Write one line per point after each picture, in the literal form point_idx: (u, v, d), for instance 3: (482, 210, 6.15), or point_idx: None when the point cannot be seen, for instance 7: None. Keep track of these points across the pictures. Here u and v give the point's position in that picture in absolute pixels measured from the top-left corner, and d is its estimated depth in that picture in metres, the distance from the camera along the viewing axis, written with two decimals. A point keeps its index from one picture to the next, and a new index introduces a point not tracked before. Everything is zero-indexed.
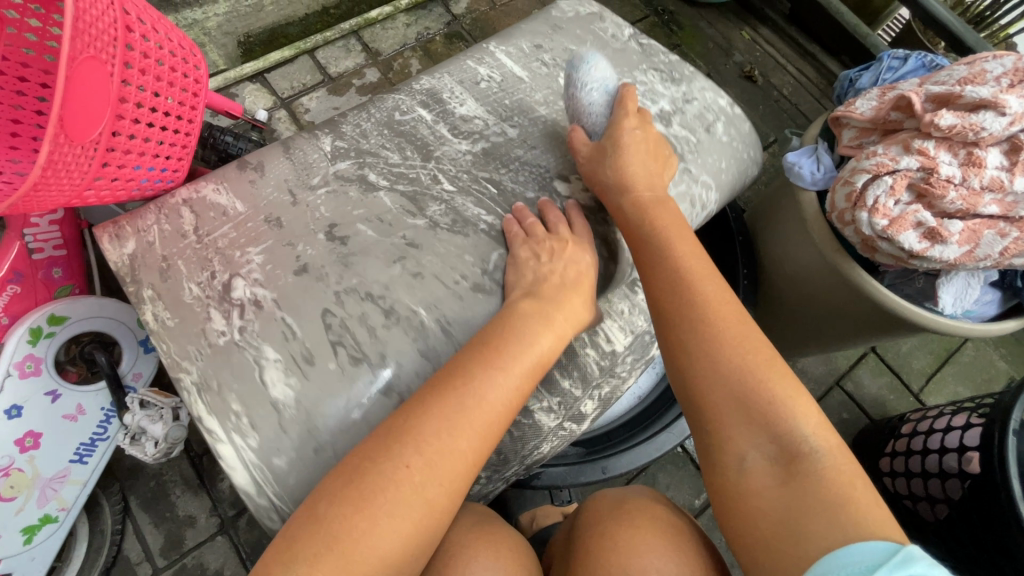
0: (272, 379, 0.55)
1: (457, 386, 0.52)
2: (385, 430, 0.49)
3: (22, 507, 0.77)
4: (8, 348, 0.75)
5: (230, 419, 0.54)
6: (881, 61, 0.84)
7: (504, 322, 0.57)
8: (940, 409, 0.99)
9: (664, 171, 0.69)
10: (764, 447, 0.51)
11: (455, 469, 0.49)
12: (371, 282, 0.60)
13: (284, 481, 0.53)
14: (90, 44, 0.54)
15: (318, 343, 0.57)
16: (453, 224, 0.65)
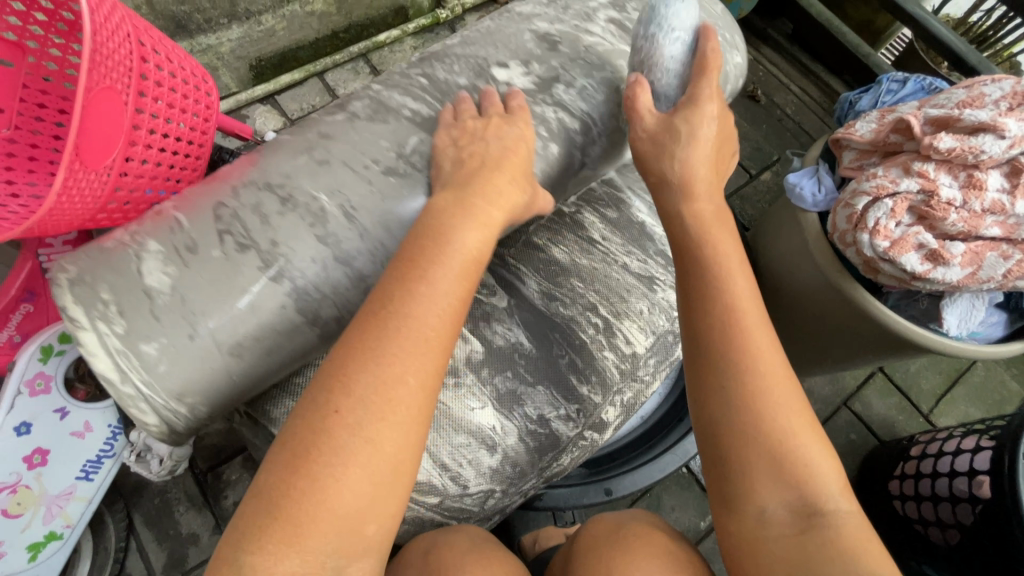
0: (148, 267, 0.52)
1: (382, 315, 0.48)
2: (320, 377, 0.47)
3: (28, 524, 0.78)
4: (20, 366, 0.77)
5: (97, 306, 0.50)
6: (881, 83, 0.85)
7: (424, 234, 0.53)
8: (949, 430, 0.98)
9: (719, 166, 0.66)
10: (788, 499, 0.50)
11: (394, 401, 0.46)
12: (272, 173, 0.57)
13: (155, 370, 0.51)
14: (105, 74, 0.56)
15: (207, 231, 0.54)
16: (373, 113, 0.61)
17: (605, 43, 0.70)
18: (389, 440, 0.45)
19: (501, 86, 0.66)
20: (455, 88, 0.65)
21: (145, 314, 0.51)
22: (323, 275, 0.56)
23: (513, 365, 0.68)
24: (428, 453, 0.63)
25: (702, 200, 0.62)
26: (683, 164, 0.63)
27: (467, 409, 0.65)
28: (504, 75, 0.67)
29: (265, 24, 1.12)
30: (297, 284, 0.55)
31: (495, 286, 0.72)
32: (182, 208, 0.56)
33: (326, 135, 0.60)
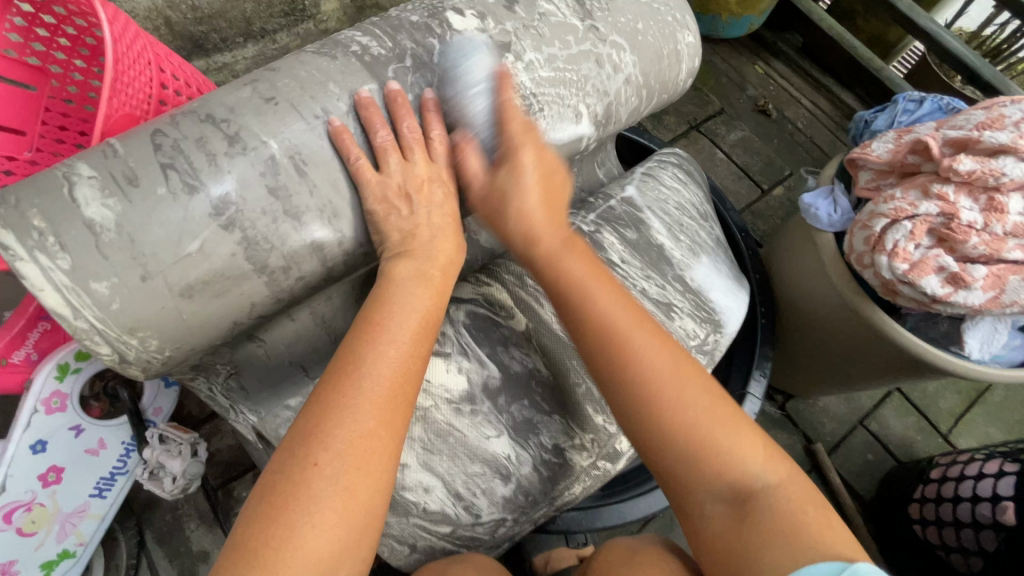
0: (85, 198, 0.45)
1: (351, 372, 0.48)
2: (295, 433, 0.46)
3: (42, 542, 0.79)
4: (36, 386, 0.75)
5: (31, 235, 0.44)
6: (897, 103, 0.84)
7: (381, 293, 0.55)
8: (971, 453, 0.95)
9: (554, 199, 0.65)
10: (718, 491, 0.52)
11: (367, 450, 0.46)
12: (216, 107, 0.52)
13: (108, 309, 0.45)
14: (125, 101, 0.57)
15: (147, 164, 0.48)
16: (320, 47, 0.57)
17: (558, 14, 0.67)
18: (364, 486, 0.45)
19: (451, 34, 0.61)
20: (408, 24, 0.60)
21: (90, 250, 0.45)
22: (274, 228, 0.51)
23: (531, 394, 0.68)
24: (442, 482, 0.63)
25: (547, 237, 0.63)
26: (523, 208, 0.62)
27: (483, 437, 0.65)
28: (459, 23, 0.62)
29: (279, 42, 1.14)
30: (248, 235, 0.50)
31: (513, 309, 0.71)
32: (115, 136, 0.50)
33: (270, 69, 0.55)
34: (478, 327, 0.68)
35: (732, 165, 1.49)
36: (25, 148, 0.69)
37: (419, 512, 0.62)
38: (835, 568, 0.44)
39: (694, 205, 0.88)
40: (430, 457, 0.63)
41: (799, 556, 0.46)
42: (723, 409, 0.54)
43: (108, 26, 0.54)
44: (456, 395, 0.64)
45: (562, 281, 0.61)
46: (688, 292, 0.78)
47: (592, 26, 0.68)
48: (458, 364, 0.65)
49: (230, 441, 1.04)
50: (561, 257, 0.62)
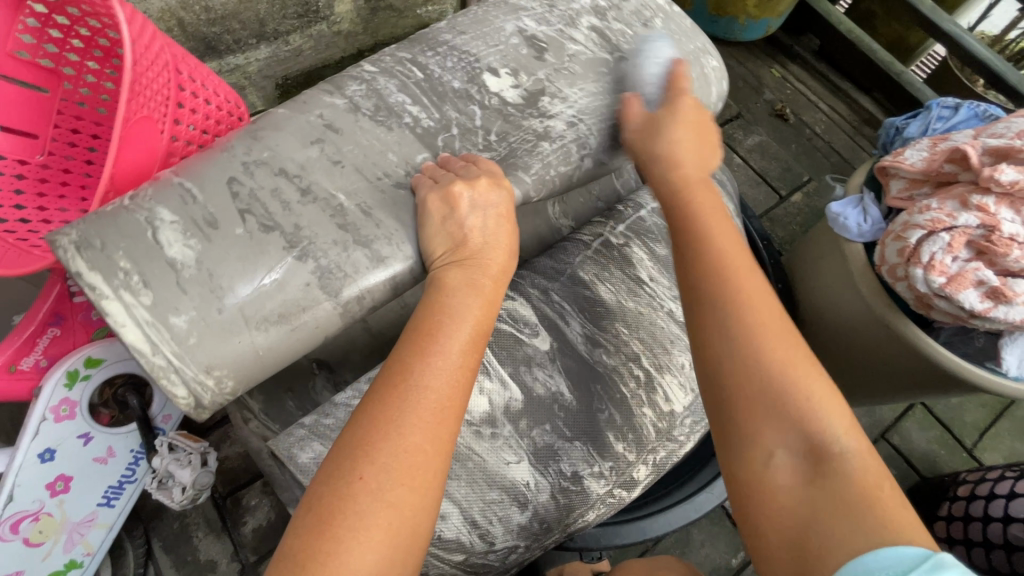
0: (168, 239, 0.52)
1: (399, 383, 0.47)
2: (342, 449, 0.45)
3: (49, 552, 0.77)
4: (45, 394, 0.73)
5: (118, 275, 0.50)
6: (930, 110, 0.82)
7: (433, 303, 0.53)
8: (998, 470, 0.93)
9: (706, 144, 0.66)
10: (791, 440, 0.47)
11: (415, 464, 0.44)
12: (286, 161, 0.58)
13: (186, 343, 0.51)
14: (144, 103, 0.55)
15: (227, 210, 0.55)
16: (376, 111, 0.63)
17: (585, 52, 0.72)
18: (410, 502, 0.43)
19: (488, 97, 0.67)
20: (449, 89, 0.67)
21: (171, 285, 0.51)
22: (346, 256, 0.56)
23: (553, 418, 0.66)
24: (459, 509, 0.61)
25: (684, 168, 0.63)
26: (671, 142, 0.64)
27: (502, 463, 0.63)
28: (495, 85, 0.68)
29: (292, 44, 1.13)
30: (321, 264, 0.55)
31: (538, 325, 0.69)
32: (181, 173, 0.57)
33: (334, 129, 0.61)
34: (500, 345, 0.67)
35: (750, 170, 1.46)
36: (37, 152, 0.69)
37: (434, 540, 0.60)
38: (916, 556, 0.38)
39: (726, 219, 0.88)
40: (447, 482, 0.61)
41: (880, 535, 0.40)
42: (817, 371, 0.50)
43: (127, 27, 0.52)
44: (475, 417, 0.63)
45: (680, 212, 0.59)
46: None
47: (621, 57, 0.73)
48: (479, 384, 0.64)
49: (238, 450, 1.02)
50: (691, 187, 0.61)
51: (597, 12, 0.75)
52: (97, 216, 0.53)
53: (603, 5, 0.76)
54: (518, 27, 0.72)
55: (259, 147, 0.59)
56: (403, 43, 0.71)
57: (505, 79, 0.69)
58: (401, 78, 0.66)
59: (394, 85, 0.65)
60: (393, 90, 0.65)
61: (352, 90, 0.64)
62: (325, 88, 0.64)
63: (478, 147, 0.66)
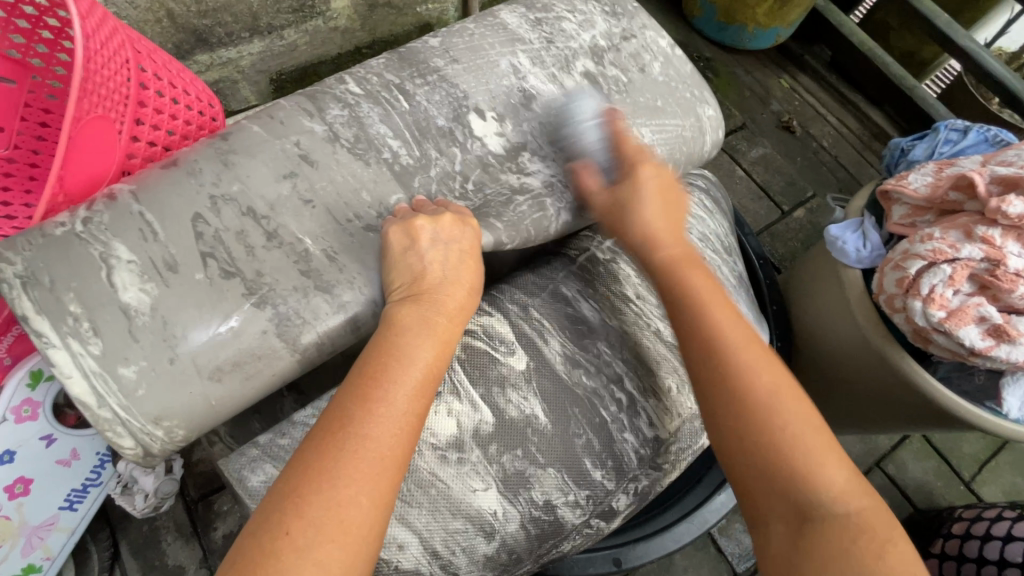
0: (123, 284, 0.51)
1: (338, 433, 0.46)
2: (274, 500, 0.43)
3: (6, 556, 0.75)
4: (6, 393, 0.72)
5: (66, 322, 0.49)
6: (938, 131, 0.77)
7: (380, 345, 0.52)
8: (997, 509, 0.89)
9: (676, 211, 0.67)
10: (784, 508, 0.49)
11: (347, 519, 0.43)
12: (255, 198, 0.57)
13: (133, 396, 0.50)
14: (97, 103, 0.53)
15: (188, 252, 0.53)
16: (356, 143, 0.62)
17: (575, 102, 0.71)
18: (340, 557, 0.42)
19: (472, 141, 0.66)
20: (436, 129, 0.65)
21: (122, 334, 0.50)
22: (306, 303, 0.55)
23: (525, 443, 0.62)
24: (419, 539, 0.56)
25: (668, 246, 0.64)
26: (642, 222, 0.64)
27: (468, 490, 0.59)
28: (480, 128, 0.67)
29: (286, 38, 1.10)
30: (279, 311, 0.54)
31: (514, 344, 0.66)
32: (141, 194, 0.55)
33: (309, 161, 0.60)
34: (472, 363, 0.64)
35: (752, 183, 1.42)
36: (2, 146, 0.67)
37: (390, 571, 0.55)
38: None
39: (720, 236, 0.85)
40: (408, 510, 0.57)
41: None
42: (813, 425, 0.52)
43: (80, 21, 0.50)
44: (442, 439, 0.59)
45: (678, 296, 0.60)
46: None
47: (610, 107, 0.71)
48: (448, 406, 0.61)
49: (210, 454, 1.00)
50: (681, 264, 0.62)
51: (594, 54, 0.73)
52: (48, 242, 0.51)
53: (602, 45, 0.74)
54: (513, 64, 0.70)
55: (230, 176, 0.57)
56: (393, 60, 0.68)
57: (492, 124, 0.68)
58: (386, 104, 0.65)
59: (376, 114, 0.64)
60: (376, 121, 0.64)
61: (332, 115, 0.62)
62: (304, 106, 0.62)
63: (455, 193, 0.65)
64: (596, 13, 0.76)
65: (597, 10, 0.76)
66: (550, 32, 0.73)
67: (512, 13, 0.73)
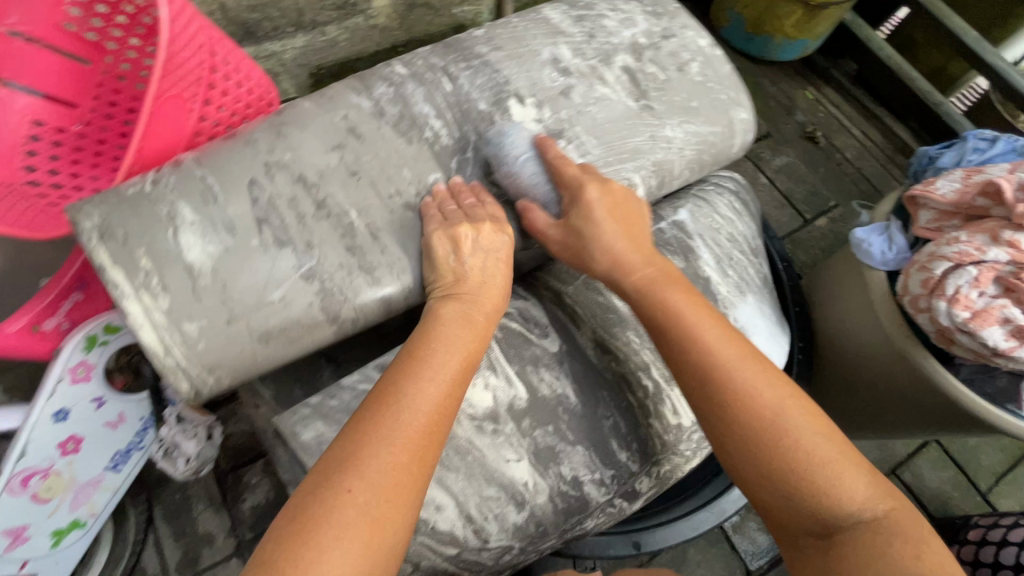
0: (188, 242, 0.54)
1: (387, 407, 0.50)
2: (324, 464, 0.47)
3: (55, 510, 0.78)
4: (65, 354, 0.75)
5: (139, 275, 0.52)
6: (966, 140, 0.80)
7: (426, 333, 0.56)
8: (1012, 517, 0.90)
9: (638, 231, 0.65)
10: (809, 522, 0.50)
11: (394, 485, 0.46)
12: (307, 166, 0.60)
13: (194, 347, 0.53)
14: (174, 82, 0.58)
15: (245, 218, 0.56)
16: (400, 122, 0.64)
17: (612, 96, 0.72)
18: (388, 524, 0.45)
19: (510, 125, 0.67)
20: (476, 111, 0.67)
21: (188, 292, 0.53)
22: (349, 280, 0.58)
23: (556, 420, 0.65)
24: (455, 502, 0.59)
25: (637, 265, 0.63)
26: (602, 244, 0.63)
27: (502, 460, 0.62)
28: (518, 113, 0.68)
29: (328, 35, 1.15)
30: (325, 285, 0.57)
31: (548, 327, 0.69)
32: (203, 164, 0.58)
33: (356, 134, 0.62)
34: (509, 342, 0.66)
35: (775, 191, 1.44)
36: (76, 121, 0.72)
37: (428, 531, 0.58)
38: None
39: (747, 239, 0.87)
40: (445, 473, 0.59)
41: None
42: (827, 437, 0.52)
43: (165, 5, 0.54)
44: (478, 411, 0.62)
45: (659, 326, 0.59)
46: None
47: (646, 105, 0.73)
48: (485, 379, 0.64)
49: (244, 427, 1.05)
50: (651, 285, 0.62)
51: (634, 51, 0.75)
52: (119, 200, 0.55)
53: (642, 42, 0.76)
54: (555, 54, 0.72)
55: (282, 145, 0.60)
56: (437, 47, 0.70)
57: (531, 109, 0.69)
58: (431, 86, 0.67)
59: (421, 92, 0.66)
60: (420, 99, 0.66)
61: (378, 92, 0.65)
62: (352, 85, 0.65)
63: (492, 175, 0.67)
64: (638, 12, 0.78)
65: (639, 8, 0.79)
66: (591, 28, 0.75)
67: (553, 10, 0.76)
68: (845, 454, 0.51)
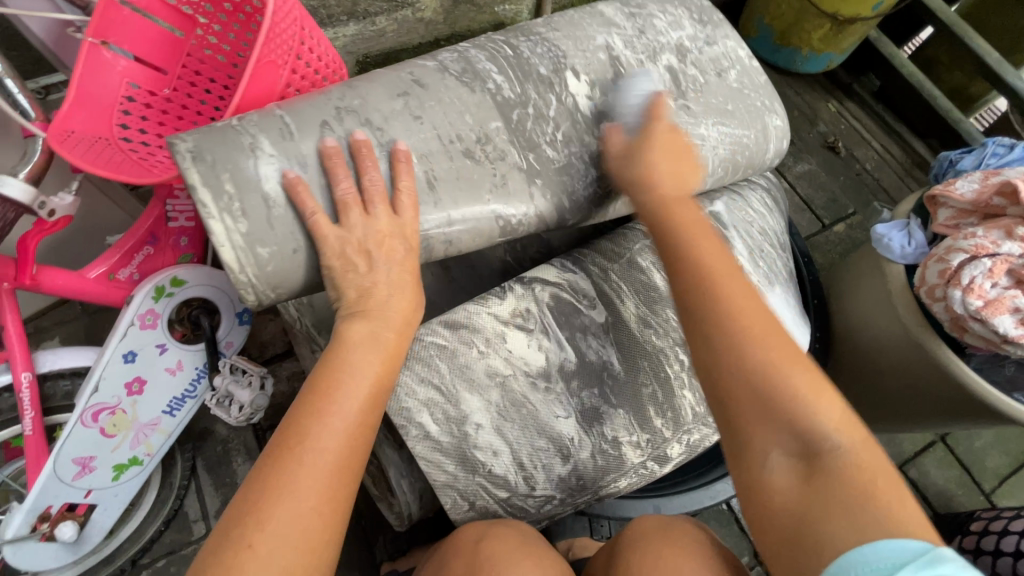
0: (267, 172, 0.58)
1: (291, 445, 0.48)
2: (229, 517, 0.45)
3: (118, 446, 0.84)
4: (135, 302, 0.82)
5: (223, 198, 0.56)
6: (986, 146, 0.85)
7: (331, 361, 0.54)
8: (1015, 510, 0.94)
9: (683, 169, 0.69)
10: (785, 445, 0.52)
11: (306, 528, 0.45)
12: (373, 111, 0.64)
13: (264, 269, 0.58)
14: (272, 49, 0.64)
15: (309, 144, 0.60)
16: (462, 73, 0.69)
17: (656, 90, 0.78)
18: (308, 563, 0.45)
19: (567, 95, 0.73)
20: (537, 72, 0.72)
21: (264, 222, 0.57)
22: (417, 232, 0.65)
23: (601, 384, 0.71)
24: (510, 449, 0.65)
25: (664, 188, 0.67)
26: (642, 167, 0.68)
27: (553, 416, 0.67)
28: (574, 86, 0.73)
29: (378, 25, 1.22)
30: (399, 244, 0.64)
31: (595, 300, 0.74)
32: (283, 106, 0.62)
33: (420, 84, 0.67)
34: (560, 310, 0.72)
35: (795, 197, 1.49)
36: (163, 86, 0.77)
37: (485, 473, 0.64)
38: (918, 550, 0.42)
39: (776, 234, 0.93)
40: (503, 423, 0.65)
41: (872, 532, 0.45)
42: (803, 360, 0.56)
43: None
44: (533, 369, 0.68)
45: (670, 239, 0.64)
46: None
47: (684, 106, 0.78)
48: (539, 342, 0.69)
49: (284, 388, 1.10)
50: (673, 204, 0.67)
51: (679, 52, 0.81)
52: (210, 130, 0.58)
53: (687, 45, 0.82)
54: (607, 42, 0.77)
55: (352, 94, 0.64)
56: (501, 32, 0.77)
57: (585, 86, 0.74)
58: (492, 51, 0.72)
59: (484, 55, 0.71)
60: (483, 60, 0.71)
61: (443, 56, 0.70)
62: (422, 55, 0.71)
63: (547, 138, 0.71)
64: (686, 17, 0.83)
65: (686, 15, 0.84)
66: (643, 25, 0.80)
67: (610, 5, 0.81)
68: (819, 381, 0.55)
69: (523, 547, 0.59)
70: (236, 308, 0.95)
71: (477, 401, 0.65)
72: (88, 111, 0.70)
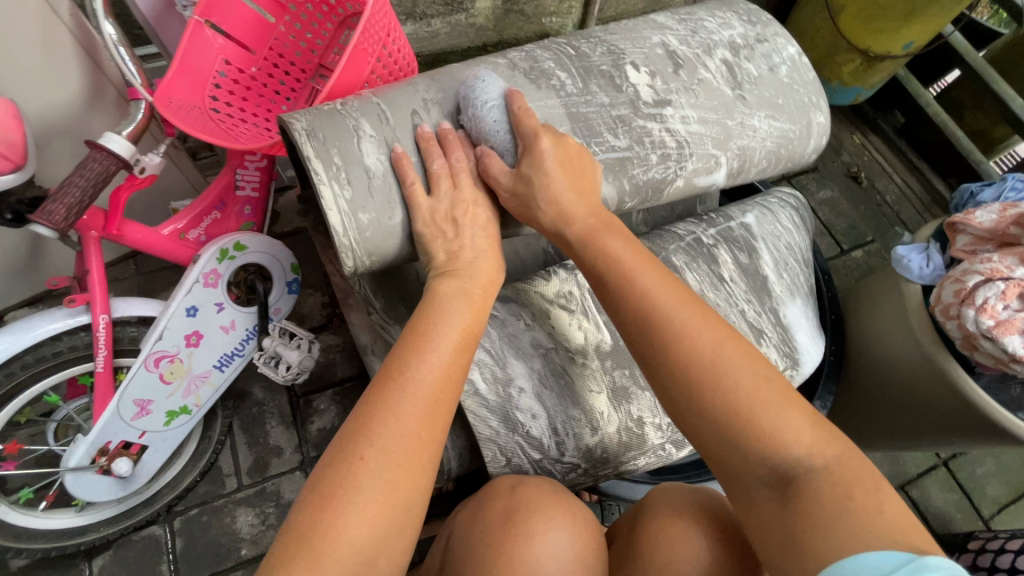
0: (368, 149, 0.64)
1: (395, 376, 0.53)
2: (347, 429, 0.50)
3: (173, 393, 0.90)
4: (202, 260, 0.88)
5: (332, 167, 0.62)
6: (1006, 180, 0.90)
7: (427, 309, 0.60)
8: (1010, 533, 0.98)
9: (584, 179, 0.69)
10: (764, 473, 0.52)
11: (410, 450, 0.50)
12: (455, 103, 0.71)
13: (363, 233, 0.64)
14: (365, 40, 0.70)
15: (403, 128, 0.67)
16: (530, 71, 0.75)
17: (713, 80, 0.84)
18: (405, 482, 0.49)
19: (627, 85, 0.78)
20: (597, 71, 0.78)
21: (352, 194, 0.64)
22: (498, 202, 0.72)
23: (631, 365, 0.76)
24: (547, 414, 0.70)
25: (581, 218, 0.67)
26: (546, 194, 0.66)
27: (587, 390, 0.73)
28: (634, 78, 0.79)
29: (433, 26, 1.29)
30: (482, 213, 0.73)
31: None
32: (377, 95, 0.69)
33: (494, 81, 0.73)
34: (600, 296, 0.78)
35: (817, 221, 1.55)
36: (251, 65, 0.84)
37: (523, 434, 0.69)
38: (899, 561, 0.41)
39: (801, 249, 0.98)
40: (542, 390, 0.71)
41: (864, 541, 0.43)
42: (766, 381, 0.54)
43: None
44: (572, 345, 0.74)
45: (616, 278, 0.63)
46: (778, 326, 0.87)
47: (740, 94, 0.85)
48: (580, 322, 0.76)
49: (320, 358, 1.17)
50: (595, 233, 0.66)
51: (732, 48, 0.87)
52: (320, 112, 0.65)
53: (739, 43, 0.88)
54: (662, 40, 0.83)
55: (437, 87, 0.71)
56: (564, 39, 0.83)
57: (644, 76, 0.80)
58: (556, 51, 0.78)
59: (549, 56, 0.77)
60: (549, 62, 0.77)
61: (512, 54, 0.77)
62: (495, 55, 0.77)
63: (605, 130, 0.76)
64: (735, 19, 0.90)
65: (735, 17, 0.91)
66: (695, 27, 0.87)
67: (664, 14, 0.88)
68: (784, 399, 0.54)
69: (554, 496, 0.63)
70: (287, 278, 1.01)
71: (522, 366, 0.71)
72: (186, 79, 0.78)
